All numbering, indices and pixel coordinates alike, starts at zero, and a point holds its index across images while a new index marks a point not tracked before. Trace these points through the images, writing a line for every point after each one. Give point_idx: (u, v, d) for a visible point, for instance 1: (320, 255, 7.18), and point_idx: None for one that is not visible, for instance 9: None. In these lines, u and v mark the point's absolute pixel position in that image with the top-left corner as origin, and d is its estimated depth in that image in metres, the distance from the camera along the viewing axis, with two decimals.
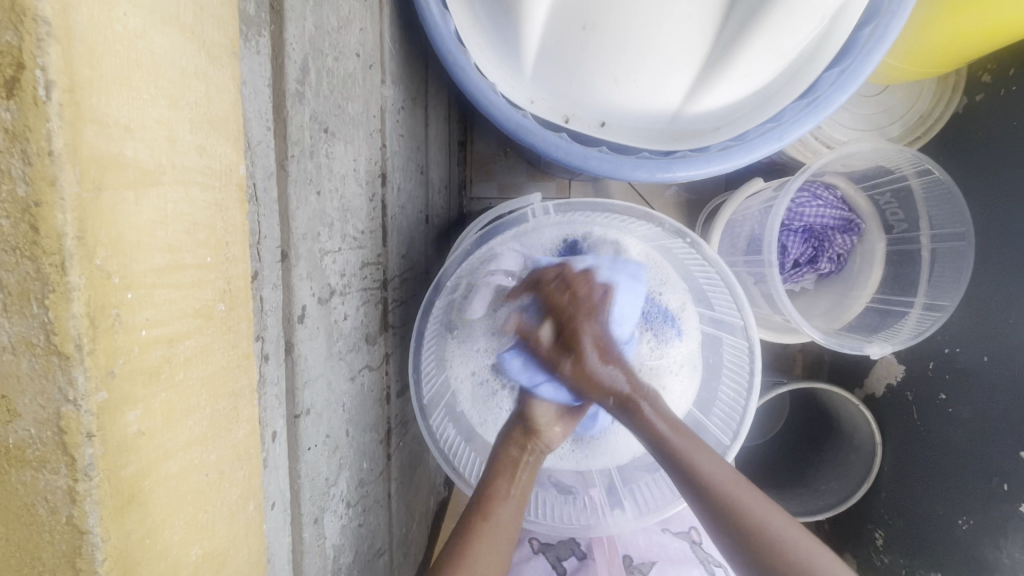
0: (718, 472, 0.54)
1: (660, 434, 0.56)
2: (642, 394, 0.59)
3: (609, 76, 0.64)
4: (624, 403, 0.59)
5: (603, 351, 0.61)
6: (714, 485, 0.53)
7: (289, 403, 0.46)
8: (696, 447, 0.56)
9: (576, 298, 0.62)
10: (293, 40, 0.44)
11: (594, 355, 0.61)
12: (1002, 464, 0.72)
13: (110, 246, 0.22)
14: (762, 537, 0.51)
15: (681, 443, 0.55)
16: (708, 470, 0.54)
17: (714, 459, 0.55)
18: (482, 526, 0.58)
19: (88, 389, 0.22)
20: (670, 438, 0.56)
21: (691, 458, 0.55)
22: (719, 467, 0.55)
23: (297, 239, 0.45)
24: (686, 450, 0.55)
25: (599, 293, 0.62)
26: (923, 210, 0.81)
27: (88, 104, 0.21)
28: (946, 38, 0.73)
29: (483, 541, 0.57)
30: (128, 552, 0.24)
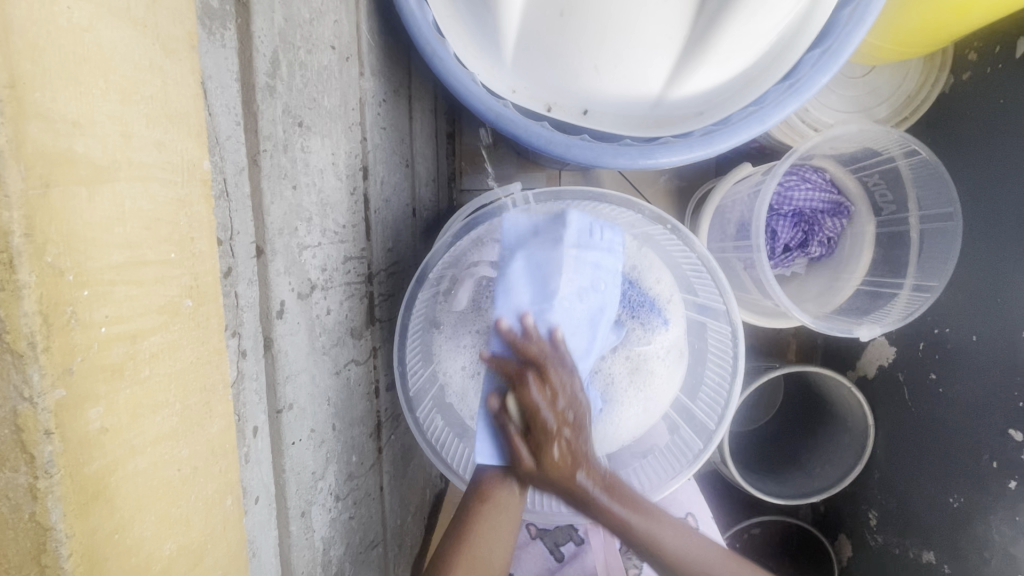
0: (680, 543, 0.62)
1: (627, 526, 0.59)
2: (606, 490, 0.58)
3: (586, 63, 0.63)
4: (580, 498, 0.57)
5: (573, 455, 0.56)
6: (680, 557, 0.62)
7: (270, 398, 0.47)
8: (658, 524, 0.61)
9: (552, 382, 0.55)
10: (261, 33, 0.43)
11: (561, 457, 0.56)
12: (991, 442, 0.72)
13: (62, 243, 0.23)
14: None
15: (650, 527, 0.60)
16: (672, 544, 0.62)
17: (676, 525, 0.63)
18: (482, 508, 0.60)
19: (44, 386, 0.22)
20: (635, 524, 0.59)
21: (657, 540, 0.61)
22: (684, 537, 0.63)
23: (272, 235, 0.45)
24: (653, 531, 0.61)
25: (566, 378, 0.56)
26: (912, 192, 0.80)
27: (31, 100, 0.21)
28: (920, 22, 0.74)
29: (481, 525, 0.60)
30: (94, 547, 0.25)
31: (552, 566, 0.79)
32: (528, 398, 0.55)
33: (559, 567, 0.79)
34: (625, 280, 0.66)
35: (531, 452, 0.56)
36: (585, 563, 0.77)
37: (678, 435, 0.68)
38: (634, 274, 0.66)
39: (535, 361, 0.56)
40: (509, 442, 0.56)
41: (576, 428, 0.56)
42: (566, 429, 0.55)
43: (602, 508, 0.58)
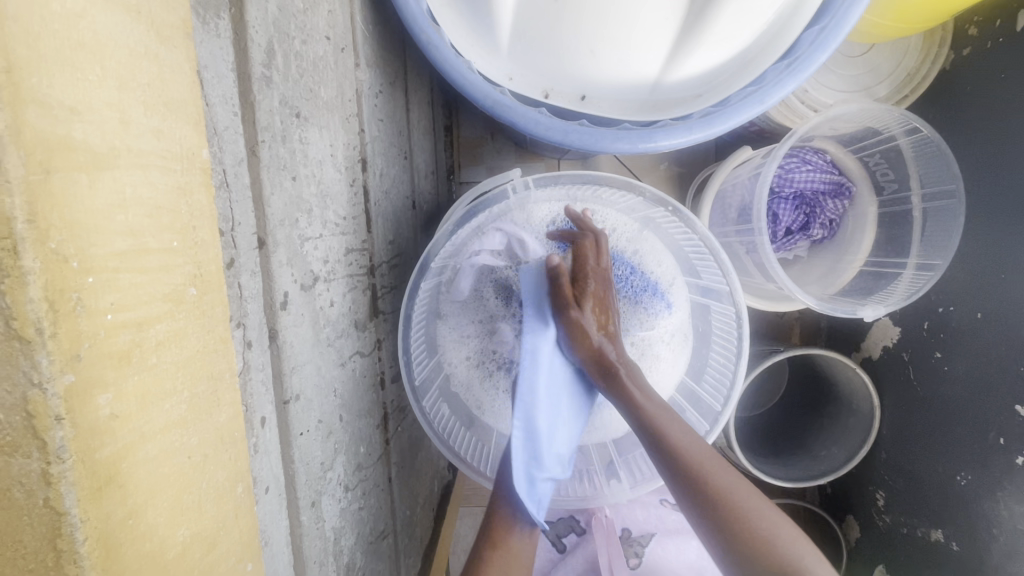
0: (710, 461, 0.54)
1: (635, 405, 0.55)
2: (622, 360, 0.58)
3: (583, 46, 0.62)
4: (604, 366, 0.57)
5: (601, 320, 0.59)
6: (684, 453, 0.53)
7: (277, 389, 0.47)
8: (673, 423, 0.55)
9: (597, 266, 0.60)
10: (255, 22, 0.43)
11: (596, 322, 0.58)
12: (998, 418, 0.72)
13: (65, 230, 0.23)
14: (750, 531, 0.50)
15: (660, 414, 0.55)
16: (701, 456, 0.54)
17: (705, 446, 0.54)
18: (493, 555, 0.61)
19: (53, 372, 0.23)
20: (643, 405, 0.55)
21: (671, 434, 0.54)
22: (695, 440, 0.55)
23: (274, 226, 0.45)
24: (668, 427, 0.54)
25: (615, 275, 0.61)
26: (913, 170, 0.80)
27: (29, 86, 0.21)
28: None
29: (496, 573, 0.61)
30: (108, 533, 0.25)
31: (556, 557, 0.80)
32: (575, 252, 0.61)
33: (562, 558, 0.79)
34: (627, 264, 0.66)
35: (567, 300, 0.58)
36: (586, 553, 0.78)
37: (683, 420, 0.67)
38: (636, 258, 0.66)
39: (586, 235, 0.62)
40: (551, 287, 0.59)
41: (606, 299, 0.59)
42: (602, 299, 0.59)
43: (619, 381, 0.56)
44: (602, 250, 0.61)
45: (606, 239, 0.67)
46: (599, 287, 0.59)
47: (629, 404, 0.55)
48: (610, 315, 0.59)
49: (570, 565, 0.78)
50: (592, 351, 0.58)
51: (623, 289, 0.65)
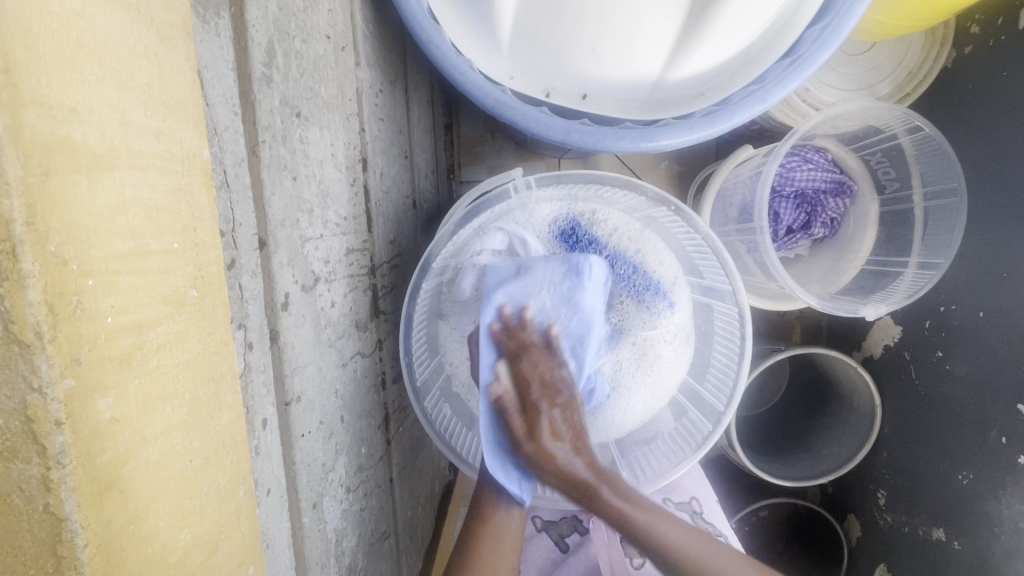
0: (692, 543, 0.64)
1: (623, 517, 0.60)
2: (601, 481, 0.59)
3: (585, 44, 0.62)
4: (581, 489, 0.59)
5: (563, 437, 0.58)
6: (670, 545, 0.63)
7: (278, 390, 0.47)
8: (659, 521, 0.63)
9: (544, 378, 0.57)
10: (256, 22, 0.43)
11: (556, 439, 0.57)
12: (1001, 417, 0.72)
13: (64, 231, 0.23)
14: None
15: (645, 519, 0.62)
16: (686, 545, 0.63)
17: (687, 530, 0.64)
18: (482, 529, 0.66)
19: (53, 376, 0.22)
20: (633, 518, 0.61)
21: (659, 533, 0.62)
22: (679, 529, 0.64)
23: (275, 227, 0.44)
24: (654, 527, 0.62)
25: (560, 375, 0.58)
26: (914, 168, 0.80)
27: (27, 86, 0.21)
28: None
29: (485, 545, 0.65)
30: (110, 538, 0.25)
31: (558, 557, 0.80)
32: (522, 372, 0.57)
33: (565, 558, 0.79)
34: (629, 263, 0.65)
35: (526, 435, 0.57)
36: (590, 553, 0.78)
37: (685, 420, 0.67)
38: (638, 256, 0.66)
39: (523, 353, 0.58)
40: (507, 421, 0.57)
41: (566, 408, 0.58)
42: (558, 413, 0.57)
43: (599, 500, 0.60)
44: (552, 355, 0.58)
45: (609, 237, 0.66)
46: (554, 418, 0.57)
47: (614, 519, 0.61)
48: (572, 430, 0.58)
49: (572, 566, 0.78)
50: (565, 475, 0.58)
51: (625, 289, 0.64)
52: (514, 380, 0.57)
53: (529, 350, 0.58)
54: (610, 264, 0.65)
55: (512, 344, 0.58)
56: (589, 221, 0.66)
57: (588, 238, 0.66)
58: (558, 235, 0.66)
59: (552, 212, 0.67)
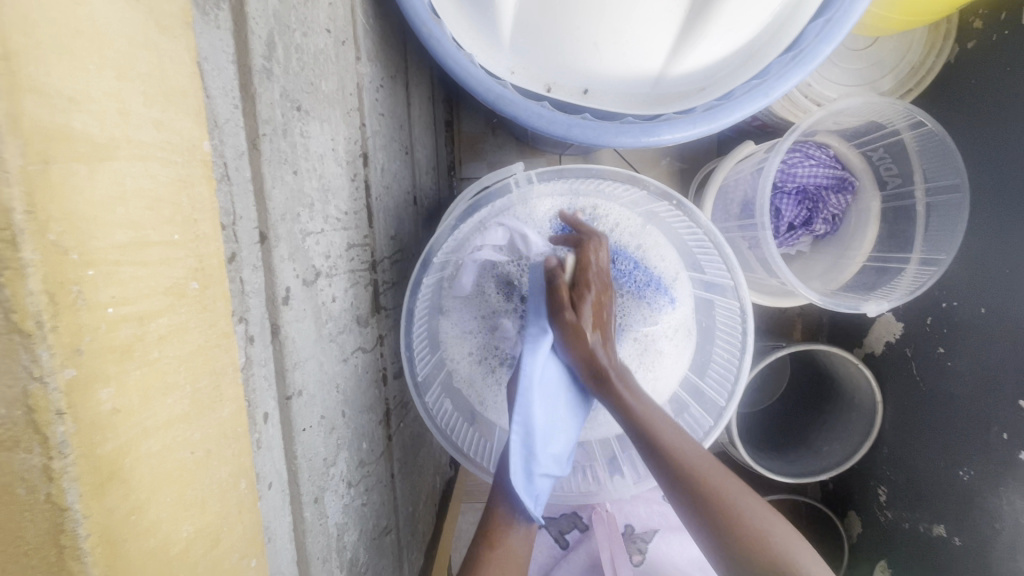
0: (708, 467, 0.51)
1: (628, 408, 0.53)
2: (620, 369, 0.56)
3: (585, 39, 0.62)
4: (599, 372, 0.56)
5: (601, 323, 0.57)
6: (684, 462, 0.51)
7: (280, 385, 0.47)
8: (674, 430, 0.53)
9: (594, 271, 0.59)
10: (256, 14, 0.42)
11: (594, 323, 0.57)
12: (1002, 413, 0.72)
13: (64, 222, 0.23)
14: (743, 536, 0.48)
15: (655, 418, 0.53)
16: (701, 466, 0.51)
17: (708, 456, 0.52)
18: (491, 554, 0.60)
19: (54, 366, 0.22)
20: (640, 414, 0.53)
21: (665, 435, 0.52)
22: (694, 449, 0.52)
23: (275, 220, 0.44)
24: (668, 435, 0.52)
25: (608, 289, 0.59)
26: (917, 163, 0.79)
27: (25, 73, 0.21)
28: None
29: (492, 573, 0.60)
30: (112, 528, 0.25)
31: (558, 553, 0.80)
32: (578, 257, 0.60)
33: (565, 554, 0.79)
34: (630, 259, 0.65)
35: (568, 305, 0.57)
36: (590, 549, 0.78)
37: (686, 416, 0.67)
38: (640, 252, 0.66)
39: (585, 240, 0.61)
40: (552, 288, 0.58)
41: (606, 303, 0.58)
42: (603, 306, 0.58)
43: (613, 390, 0.55)
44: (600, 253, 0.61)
45: (611, 234, 0.66)
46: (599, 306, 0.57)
47: (623, 412, 0.53)
48: (610, 329, 0.58)
49: (573, 562, 0.78)
50: (588, 356, 0.57)
51: (627, 284, 0.64)
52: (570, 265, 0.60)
53: (590, 241, 0.60)
54: (612, 258, 0.65)
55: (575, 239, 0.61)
56: (591, 217, 0.66)
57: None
58: (560, 230, 0.66)
59: (554, 209, 0.67)
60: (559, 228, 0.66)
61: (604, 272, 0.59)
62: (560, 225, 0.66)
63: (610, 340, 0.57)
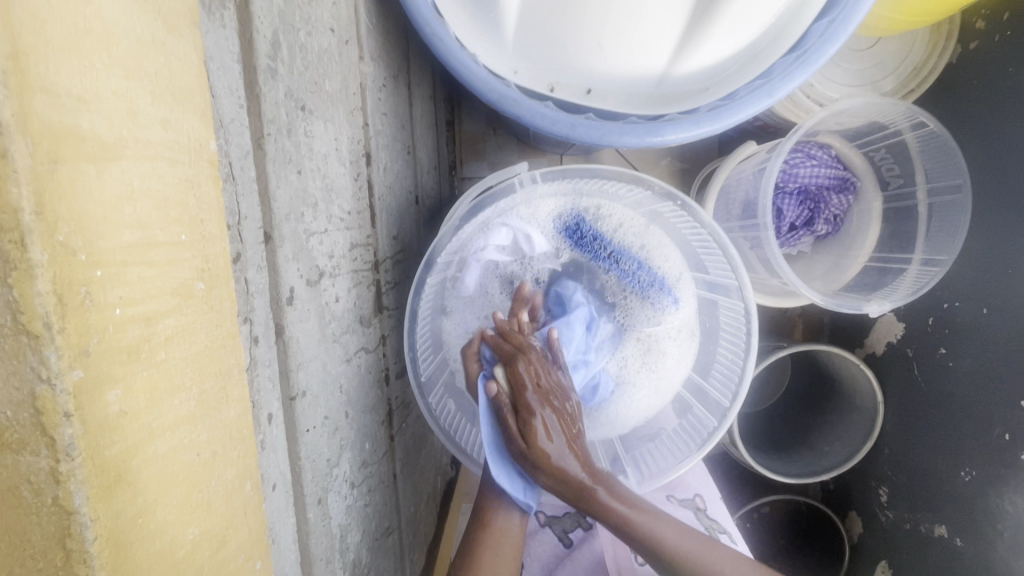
0: (689, 544, 0.61)
1: (623, 520, 0.58)
2: (596, 479, 0.58)
3: (590, 39, 0.62)
4: (577, 492, 0.58)
5: (556, 434, 0.56)
6: (669, 546, 0.60)
7: (284, 385, 0.46)
8: (656, 521, 0.60)
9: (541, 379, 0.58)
10: (260, 13, 0.42)
11: (549, 438, 0.56)
12: (1005, 414, 0.71)
13: (73, 222, 0.22)
14: None
15: (641, 521, 0.59)
16: (681, 547, 0.60)
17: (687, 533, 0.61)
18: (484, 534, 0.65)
19: (62, 367, 0.22)
20: (633, 520, 0.58)
21: (659, 535, 0.60)
22: (675, 530, 0.61)
23: (280, 220, 0.44)
24: (653, 527, 0.60)
25: (557, 382, 0.59)
26: (919, 163, 0.80)
27: (34, 72, 0.21)
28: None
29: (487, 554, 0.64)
30: (119, 531, 0.25)
31: (562, 552, 0.80)
32: (516, 377, 0.58)
33: (569, 553, 0.79)
34: (635, 259, 0.65)
35: (518, 433, 0.57)
36: (593, 549, 0.78)
37: (690, 416, 0.67)
38: (643, 252, 0.65)
39: (523, 348, 0.59)
40: (501, 422, 0.58)
41: (559, 410, 0.57)
42: (554, 418, 0.57)
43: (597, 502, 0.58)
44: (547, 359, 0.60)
45: (616, 234, 0.66)
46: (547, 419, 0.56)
47: (613, 522, 0.58)
48: (567, 430, 0.57)
49: (577, 561, 0.78)
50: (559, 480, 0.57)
51: (631, 285, 0.65)
52: (511, 387, 0.58)
53: (526, 352, 0.59)
54: (617, 258, 0.65)
55: (512, 347, 0.59)
56: (595, 217, 0.66)
57: (593, 234, 0.66)
58: (565, 232, 0.66)
59: (558, 209, 0.66)
60: (564, 229, 0.66)
61: (552, 372, 0.58)
62: (564, 226, 0.66)
63: (573, 451, 0.57)
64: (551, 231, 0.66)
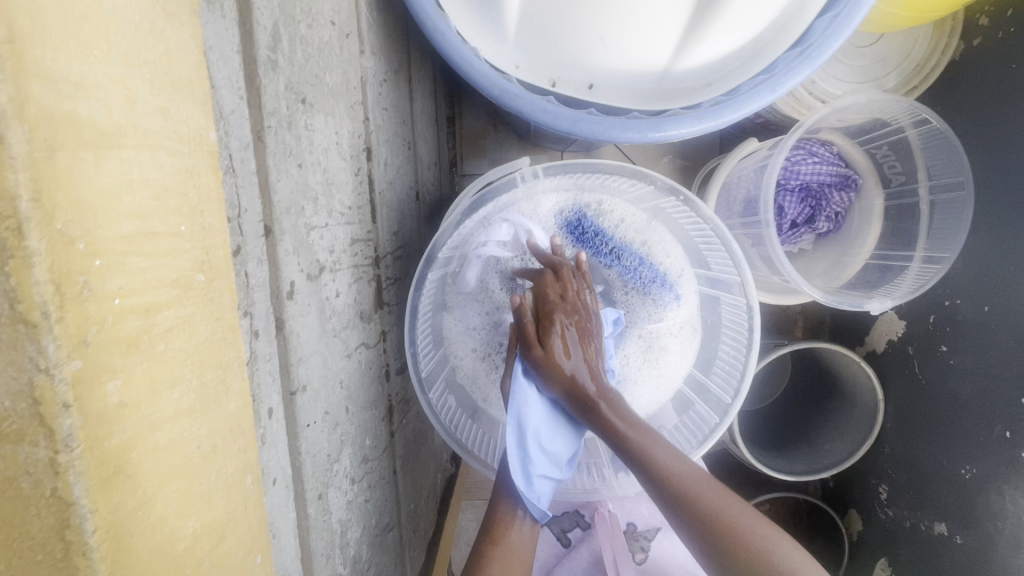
0: (698, 481, 0.55)
1: (624, 437, 0.55)
2: (604, 396, 0.56)
3: (591, 34, 0.61)
4: (582, 402, 0.56)
5: (573, 350, 0.56)
6: (675, 478, 0.54)
7: (284, 380, 0.46)
8: (660, 446, 0.55)
9: (569, 295, 0.58)
10: (260, 5, 0.42)
11: (566, 352, 0.56)
12: (1006, 411, 0.71)
13: (70, 210, 0.22)
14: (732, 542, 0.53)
15: (645, 442, 0.55)
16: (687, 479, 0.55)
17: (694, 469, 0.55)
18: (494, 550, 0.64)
19: (60, 358, 0.22)
20: (632, 440, 0.54)
21: (663, 462, 0.54)
22: (682, 463, 0.56)
23: (280, 214, 0.44)
24: (655, 451, 0.55)
25: (587, 299, 0.59)
26: (921, 161, 0.79)
27: (31, 57, 0.20)
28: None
29: (497, 568, 0.63)
30: (118, 524, 0.25)
31: (561, 551, 0.80)
32: (543, 290, 0.58)
33: (568, 552, 0.79)
34: (637, 256, 0.65)
35: (535, 339, 0.57)
36: (592, 547, 0.78)
37: (691, 414, 0.67)
38: (646, 249, 0.65)
39: (556, 266, 0.60)
40: (519, 325, 0.58)
41: (581, 325, 0.57)
42: (576, 333, 0.57)
43: (599, 417, 0.56)
44: (577, 276, 0.60)
45: (619, 232, 0.65)
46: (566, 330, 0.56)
47: (609, 437, 0.55)
48: (585, 345, 0.57)
49: (576, 560, 0.78)
50: (571, 385, 0.56)
51: (633, 281, 0.65)
52: (535, 297, 0.59)
53: (557, 267, 0.60)
54: (619, 255, 0.65)
55: (546, 266, 0.61)
56: (598, 215, 0.66)
57: (594, 230, 0.66)
58: (567, 229, 0.66)
59: (561, 206, 0.66)
60: (567, 225, 0.66)
61: (584, 291, 0.59)
62: (567, 222, 0.66)
63: (588, 362, 0.57)
64: (553, 227, 0.66)
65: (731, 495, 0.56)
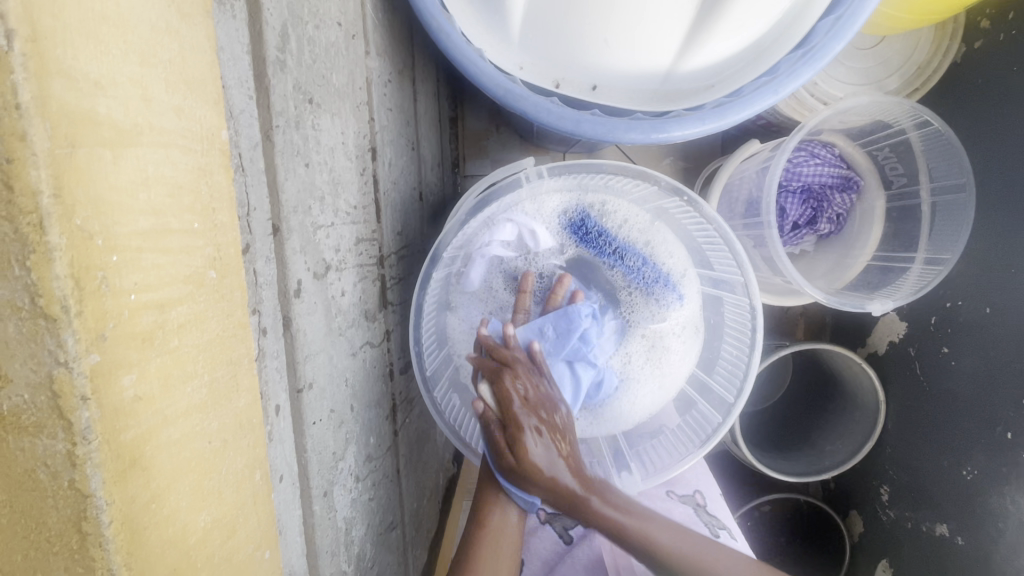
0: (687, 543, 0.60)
1: (621, 528, 0.58)
2: (587, 489, 0.57)
3: (595, 36, 0.62)
4: (569, 499, 0.57)
5: (545, 442, 0.56)
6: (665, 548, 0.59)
7: (291, 377, 0.47)
8: (647, 521, 0.59)
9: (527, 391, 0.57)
10: (270, 6, 0.42)
11: (544, 456, 0.56)
12: (1007, 413, 0.71)
13: (89, 206, 0.22)
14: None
15: (631, 525, 0.58)
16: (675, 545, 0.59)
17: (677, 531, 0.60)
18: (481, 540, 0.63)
19: (79, 351, 0.22)
20: (623, 526, 0.57)
21: (658, 540, 0.58)
22: (667, 528, 0.60)
23: (288, 212, 0.44)
24: (641, 529, 0.58)
25: (544, 389, 0.58)
26: (922, 163, 0.80)
27: (53, 56, 0.21)
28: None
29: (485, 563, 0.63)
30: (133, 516, 0.25)
31: (562, 549, 0.80)
32: (502, 391, 0.57)
33: (568, 550, 0.79)
34: (640, 256, 0.65)
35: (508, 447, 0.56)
36: (593, 546, 0.79)
37: (694, 413, 0.67)
38: (648, 249, 0.65)
39: (510, 363, 0.57)
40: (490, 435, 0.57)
41: (550, 422, 0.57)
42: (543, 425, 0.56)
43: (589, 508, 0.57)
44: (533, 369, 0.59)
45: (621, 232, 0.66)
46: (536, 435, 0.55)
47: (602, 523, 0.57)
48: (556, 443, 0.56)
49: (576, 558, 0.78)
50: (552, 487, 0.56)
51: (635, 280, 0.65)
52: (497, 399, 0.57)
53: (512, 361, 0.58)
54: (621, 254, 0.66)
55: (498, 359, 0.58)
56: (602, 215, 0.66)
57: (598, 230, 0.66)
58: (569, 228, 0.66)
59: (565, 206, 0.66)
60: (569, 224, 0.66)
61: (541, 379, 0.58)
62: (570, 223, 0.66)
63: (565, 461, 0.56)
64: (556, 226, 0.66)
65: (718, 546, 0.62)
